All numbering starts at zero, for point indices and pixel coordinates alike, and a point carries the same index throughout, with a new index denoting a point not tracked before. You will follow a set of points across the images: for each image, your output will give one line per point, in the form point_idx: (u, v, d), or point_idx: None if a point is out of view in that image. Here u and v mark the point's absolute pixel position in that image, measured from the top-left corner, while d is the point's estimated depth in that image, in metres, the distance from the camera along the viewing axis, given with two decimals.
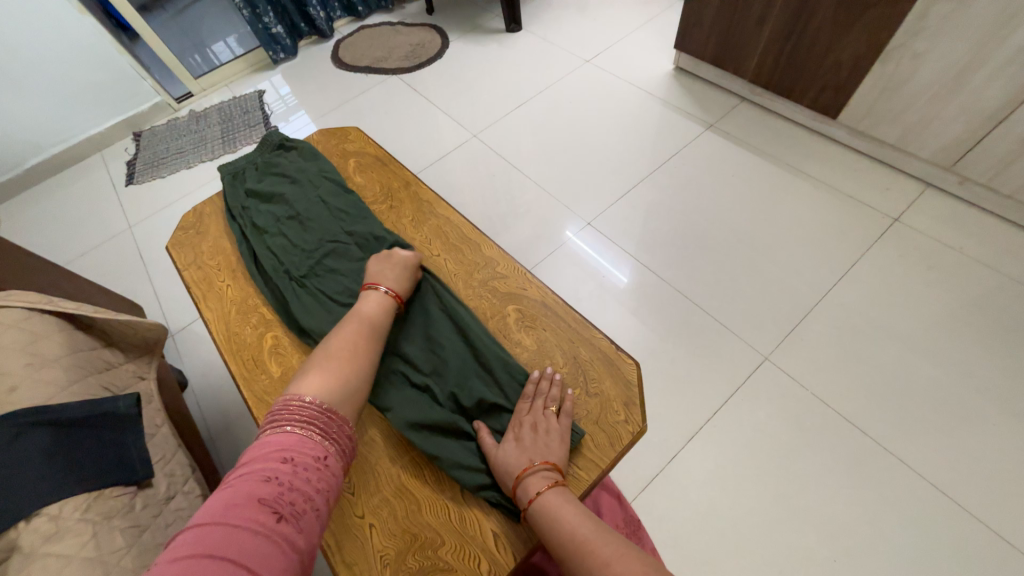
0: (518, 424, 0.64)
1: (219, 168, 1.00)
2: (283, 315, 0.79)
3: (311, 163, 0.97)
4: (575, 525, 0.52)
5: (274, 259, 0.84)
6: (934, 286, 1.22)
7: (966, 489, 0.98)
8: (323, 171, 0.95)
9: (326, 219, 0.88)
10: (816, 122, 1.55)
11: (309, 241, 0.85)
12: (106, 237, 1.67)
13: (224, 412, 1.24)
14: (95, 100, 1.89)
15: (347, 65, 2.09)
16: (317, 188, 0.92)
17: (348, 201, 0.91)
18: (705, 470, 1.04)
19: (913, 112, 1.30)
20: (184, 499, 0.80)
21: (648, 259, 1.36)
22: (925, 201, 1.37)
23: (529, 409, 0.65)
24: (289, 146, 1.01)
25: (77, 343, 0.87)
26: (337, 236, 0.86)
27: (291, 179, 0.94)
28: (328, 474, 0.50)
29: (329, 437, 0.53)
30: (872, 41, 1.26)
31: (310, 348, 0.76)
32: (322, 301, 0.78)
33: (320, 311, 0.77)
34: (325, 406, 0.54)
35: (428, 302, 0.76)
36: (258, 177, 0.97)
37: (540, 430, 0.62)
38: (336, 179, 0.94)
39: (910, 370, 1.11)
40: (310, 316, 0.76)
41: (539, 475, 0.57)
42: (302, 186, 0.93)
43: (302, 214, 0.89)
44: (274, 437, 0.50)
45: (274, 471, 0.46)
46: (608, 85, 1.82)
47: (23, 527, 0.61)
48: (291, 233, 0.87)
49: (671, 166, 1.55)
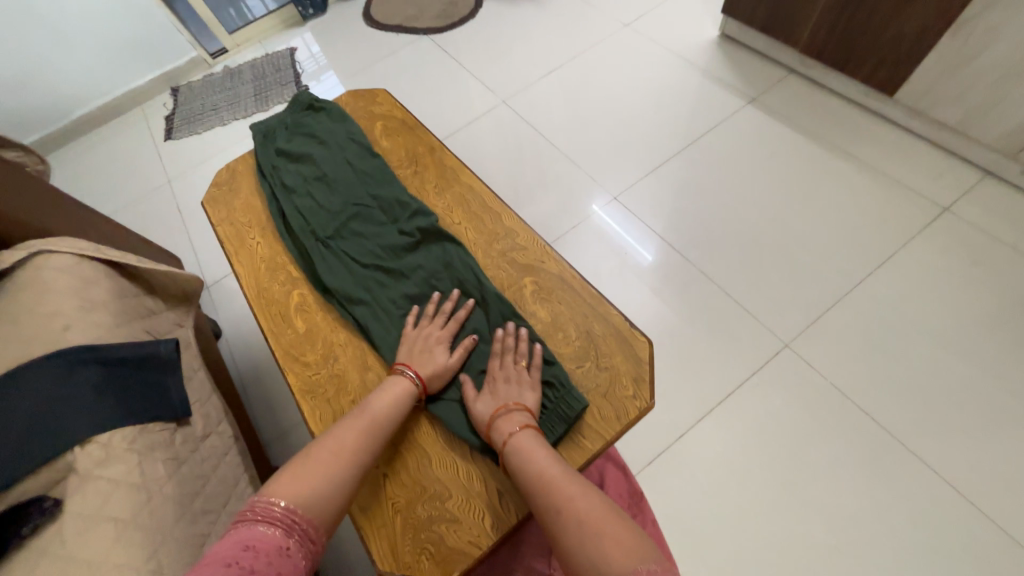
0: (491, 378, 0.67)
1: (251, 126, 1.02)
2: (309, 273, 0.83)
3: (339, 125, 0.98)
4: (545, 464, 0.56)
5: (301, 218, 0.87)
6: (977, 281, 1.16)
7: (980, 488, 0.96)
8: (351, 134, 0.96)
9: (353, 183, 0.89)
10: (869, 99, 1.45)
11: (335, 203, 0.87)
12: (146, 191, 1.74)
13: (254, 362, 1.31)
14: (134, 53, 1.93)
15: (378, 23, 2.05)
16: (344, 150, 0.93)
17: (374, 165, 0.91)
18: (712, 450, 1.05)
19: (979, 92, 1.19)
20: (218, 439, 0.87)
21: (673, 238, 1.34)
22: (980, 191, 1.28)
23: (500, 364, 0.68)
24: (318, 107, 1.02)
25: (123, 291, 0.93)
26: (362, 199, 0.87)
27: (320, 140, 0.95)
28: (290, 561, 0.46)
29: (295, 534, 0.49)
30: (940, 11, 1.15)
31: (334, 307, 0.79)
32: (344, 261, 0.81)
33: (342, 271, 0.80)
34: (298, 512, 0.50)
35: (446, 274, 0.78)
36: (288, 136, 0.98)
37: (512, 382, 0.66)
38: (363, 141, 0.95)
39: (939, 368, 1.07)
40: (333, 276, 0.79)
41: (512, 416, 0.62)
42: (330, 148, 0.94)
43: (329, 175, 0.90)
44: (232, 531, 0.47)
45: (233, 556, 0.44)
46: (647, 51, 1.73)
47: (79, 451, 0.68)
48: (318, 194, 0.89)
49: (706, 142, 1.49)
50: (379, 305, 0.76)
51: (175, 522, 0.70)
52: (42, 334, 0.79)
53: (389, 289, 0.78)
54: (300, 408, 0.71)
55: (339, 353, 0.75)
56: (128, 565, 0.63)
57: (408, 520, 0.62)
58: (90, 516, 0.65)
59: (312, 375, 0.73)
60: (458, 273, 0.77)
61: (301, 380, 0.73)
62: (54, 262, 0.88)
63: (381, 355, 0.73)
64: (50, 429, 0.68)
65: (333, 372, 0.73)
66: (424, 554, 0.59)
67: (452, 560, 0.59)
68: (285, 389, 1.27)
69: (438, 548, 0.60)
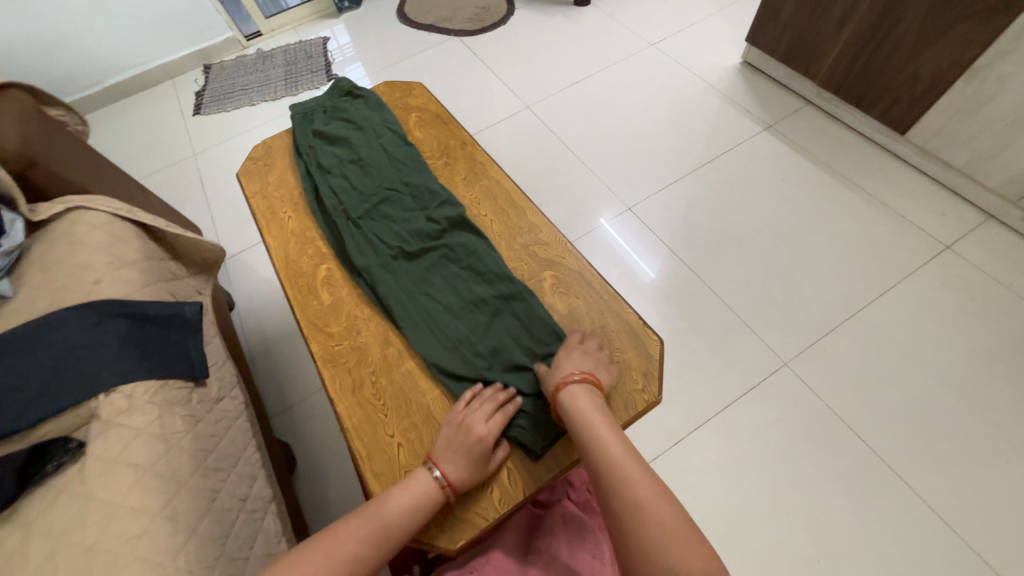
0: (576, 345, 0.70)
1: (291, 106, 1.06)
2: (338, 251, 0.86)
3: (376, 113, 1.02)
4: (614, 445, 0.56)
5: (335, 198, 0.90)
6: (973, 318, 1.19)
7: (964, 517, 0.98)
8: (387, 122, 1.00)
9: (385, 167, 0.93)
10: (881, 136, 1.49)
11: (368, 186, 0.91)
12: (171, 161, 1.78)
13: (264, 335, 1.34)
14: (172, 29, 1.98)
15: (411, 21, 2.10)
16: (380, 137, 0.97)
17: (407, 153, 0.95)
18: (706, 457, 1.08)
19: (988, 138, 1.24)
20: (230, 402, 0.89)
21: (681, 251, 1.38)
22: (982, 233, 1.32)
23: (579, 342, 0.71)
24: (356, 94, 1.06)
25: (150, 253, 0.96)
26: (394, 184, 0.91)
27: (357, 126, 1.00)
28: None
29: None
30: (957, 57, 1.20)
31: (360, 284, 0.82)
32: (372, 241, 0.84)
33: (371, 251, 0.83)
34: None
35: (468, 263, 0.81)
36: (326, 119, 1.02)
37: (590, 357, 0.69)
38: (399, 131, 0.98)
39: (932, 400, 1.10)
40: (361, 254, 0.83)
41: (582, 391, 0.63)
42: (366, 134, 0.98)
43: (365, 160, 0.94)
44: None
45: None
46: (669, 71, 1.78)
47: (103, 399, 0.71)
48: (353, 176, 0.92)
49: (720, 163, 1.53)
50: (402, 287, 0.79)
51: (190, 475, 0.71)
52: (74, 285, 0.81)
53: (414, 269, 0.81)
54: (321, 375, 0.74)
55: (362, 327, 0.78)
56: (142, 510, 0.64)
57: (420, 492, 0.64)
58: (110, 460, 0.67)
59: (335, 345, 0.76)
60: (479, 262, 0.81)
61: (323, 349, 0.76)
62: (88, 218, 0.91)
63: (402, 333, 0.76)
64: (78, 376, 0.71)
65: (354, 344, 0.76)
66: (434, 521, 0.63)
67: (458, 532, 0.62)
68: (292, 364, 1.29)
69: (447, 519, 0.63)
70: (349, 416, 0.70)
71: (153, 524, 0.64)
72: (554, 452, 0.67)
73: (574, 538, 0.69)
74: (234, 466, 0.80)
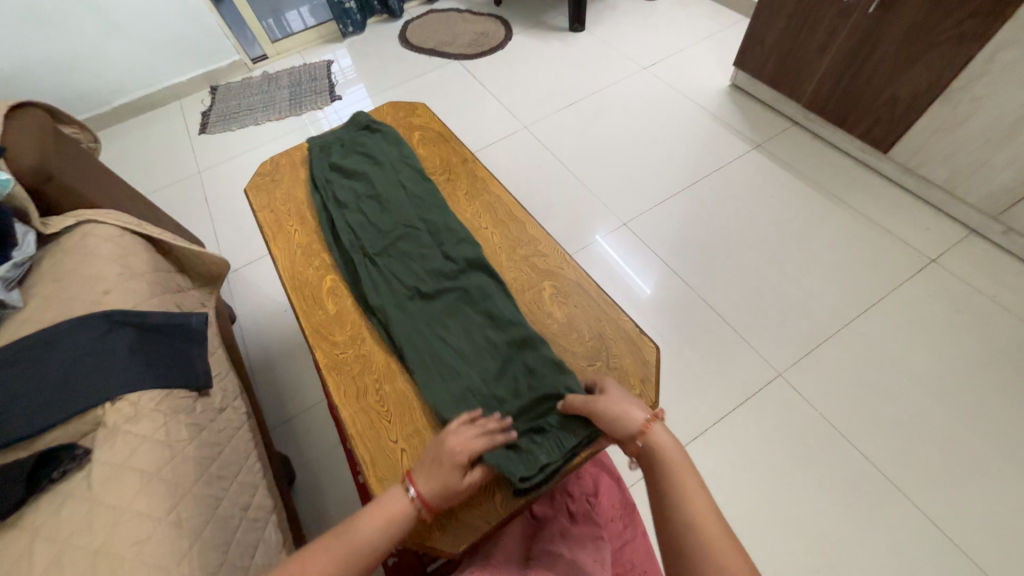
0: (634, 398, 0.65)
1: (310, 139, 1.09)
2: (352, 285, 0.86)
3: (394, 148, 1.04)
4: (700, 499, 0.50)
5: (352, 234, 0.91)
6: (960, 329, 1.23)
7: (959, 525, 0.99)
8: (405, 157, 1.01)
9: (403, 204, 0.94)
10: (864, 154, 1.56)
11: (385, 223, 0.91)
12: (176, 178, 1.82)
13: (265, 349, 1.35)
14: (181, 52, 2.04)
15: (413, 46, 2.19)
16: (397, 172, 0.99)
17: (424, 189, 0.96)
18: (704, 468, 1.09)
19: (965, 156, 1.29)
20: (232, 413, 0.89)
21: (675, 265, 1.41)
22: (965, 246, 1.37)
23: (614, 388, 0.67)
24: (374, 129, 1.08)
25: (158, 265, 0.98)
26: (412, 222, 0.91)
27: (375, 161, 1.01)
28: None
29: None
30: (932, 80, 1.26)
31: (368, 319, 0.82)
32: (388, 279, 0.84)
33: (386, 290, 0.83)
34: None
35: (485, 308, 0.80)
36: (343, 153, 1.04)
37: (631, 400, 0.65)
38: (416, 165, 1.00)
39: (922, 409, 1.12)
40: (377, 293, 0.82)
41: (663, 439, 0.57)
42: (384, 170, 0.99)
43: (382, 195, 0.95)
44: None
45: None
46: (661, 93, 1.85)
47: (109, 407, 0.72)
48: (370, 212, 0.93)
49: (711, 180, 1.58)
50: (416, 327, 0.78)
51: (195, 481, 0.72)
52: (84, 295, 0.83)
53: (429, 310, 0.81)
54: (326, 384, 0.75)
55: (366, 337, 0.80)
56: (148, 514, 0.65)
57: None
58: (116, 465, 0.68)
59: (339, 353, 0.78)
60: (495, 306, 0.79)
61: (328, 357, 0.78)
62: (99, 231, 0.93)
63: (406, 362, 0.75)
64: (86, 383, 0.72)
65: (359, 353, 0.78)
66: (437, 525, 0.63)
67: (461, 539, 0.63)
68: (292, 377, 1.30)
69: (451, 522, 0.64)
70: (353, 421, 0.71)
71: (159, 529, 0.64)
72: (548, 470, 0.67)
73: (574, 549, 0.70)
74: (235, 475, 0.80)
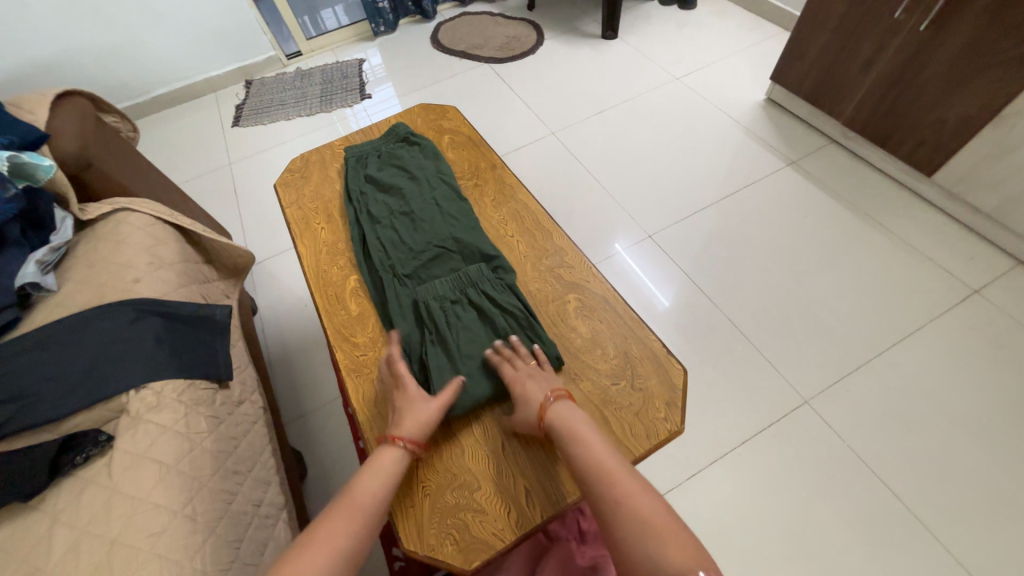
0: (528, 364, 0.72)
1: (345, 149, 1.06)
2: (380, 306, 0.83)
3: (431, 162, 1.01)
4: (601, 446, 0.59)
5: (383, 251, 0.88)
6: (1003, 365, 1.16)
7: (995, 575, 0.93)
8: (441, 173, 0.98)
9: (437, 222, 0.90)
10: (906, 176, 1.50)
11: (418, 242, 0.88)
12: (208, 169, 1.86)
13: (284, 342, 1.36)
14: (219, 45, 2.09)
15: (444, 47, 2.20)
16: (433, 189, 0.95)
17: (461, 209, 0.92)
18: (721, 492, 1.06)
19: (1017, 184, 1.23)
20: (250, 406, 0.90)
21: (700, 280, 1.38)
22: (1011, 279, 1.30)
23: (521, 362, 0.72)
24: (413, 141, 1.05)
25: (187, 256, 0.99)
26: (445, 242, 0.87)
27: (410, 175, 0.98)
28: None
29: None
30: (984, 103, 1.20)
31: (391, 342, 0.79)
32: (415, 302, 0.81)
33: (413, 315, 0.80)
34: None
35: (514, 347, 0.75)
36: (379, 165, 1.02)
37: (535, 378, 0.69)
38: (452, 183, 0.96)
39: (958, 447, 1.06)
40: (404, 318, 0.79)
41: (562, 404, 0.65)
42: (420, 185, 0.96)
43: (416, 213, 0.92)
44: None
45: None
46: (694, 104, 1.82)
47: (133, 395, 0.73)
48: (402, 229, 0.90)
49: (742, 196, 1.54)
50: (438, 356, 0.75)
51: (211, 475, 0.72)
52: (116, 283, 0.84)
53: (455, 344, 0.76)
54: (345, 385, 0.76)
55: (385, 339, 0.80)
56: (165, 507, 0.65)
57: (421, 519, 0.64)
58: (136, 455, 0.68)
59: (360, 355, 0.78)
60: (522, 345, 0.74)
61: (348, 358, 0.78)
62: (133, 219, 0.95)
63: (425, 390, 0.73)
64: (111, 371, 0.73)
65: (379, 355, 0.78)
66: (448, 539, 0.63)
67: (476, 551, 0.61)
68: (308, 373, 1.31)
69: (463, 535, 0.63)
70: (371, 425, 0.71)
71: (174, 522, 0.65)
72: (558, 491, 0.65)
73: None
74: (250, 471, 0.80)
